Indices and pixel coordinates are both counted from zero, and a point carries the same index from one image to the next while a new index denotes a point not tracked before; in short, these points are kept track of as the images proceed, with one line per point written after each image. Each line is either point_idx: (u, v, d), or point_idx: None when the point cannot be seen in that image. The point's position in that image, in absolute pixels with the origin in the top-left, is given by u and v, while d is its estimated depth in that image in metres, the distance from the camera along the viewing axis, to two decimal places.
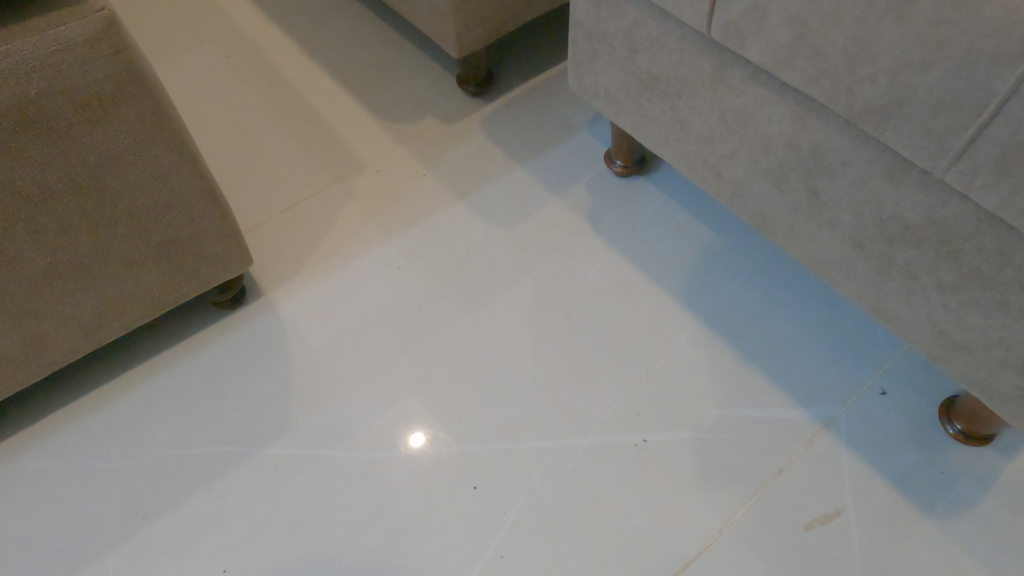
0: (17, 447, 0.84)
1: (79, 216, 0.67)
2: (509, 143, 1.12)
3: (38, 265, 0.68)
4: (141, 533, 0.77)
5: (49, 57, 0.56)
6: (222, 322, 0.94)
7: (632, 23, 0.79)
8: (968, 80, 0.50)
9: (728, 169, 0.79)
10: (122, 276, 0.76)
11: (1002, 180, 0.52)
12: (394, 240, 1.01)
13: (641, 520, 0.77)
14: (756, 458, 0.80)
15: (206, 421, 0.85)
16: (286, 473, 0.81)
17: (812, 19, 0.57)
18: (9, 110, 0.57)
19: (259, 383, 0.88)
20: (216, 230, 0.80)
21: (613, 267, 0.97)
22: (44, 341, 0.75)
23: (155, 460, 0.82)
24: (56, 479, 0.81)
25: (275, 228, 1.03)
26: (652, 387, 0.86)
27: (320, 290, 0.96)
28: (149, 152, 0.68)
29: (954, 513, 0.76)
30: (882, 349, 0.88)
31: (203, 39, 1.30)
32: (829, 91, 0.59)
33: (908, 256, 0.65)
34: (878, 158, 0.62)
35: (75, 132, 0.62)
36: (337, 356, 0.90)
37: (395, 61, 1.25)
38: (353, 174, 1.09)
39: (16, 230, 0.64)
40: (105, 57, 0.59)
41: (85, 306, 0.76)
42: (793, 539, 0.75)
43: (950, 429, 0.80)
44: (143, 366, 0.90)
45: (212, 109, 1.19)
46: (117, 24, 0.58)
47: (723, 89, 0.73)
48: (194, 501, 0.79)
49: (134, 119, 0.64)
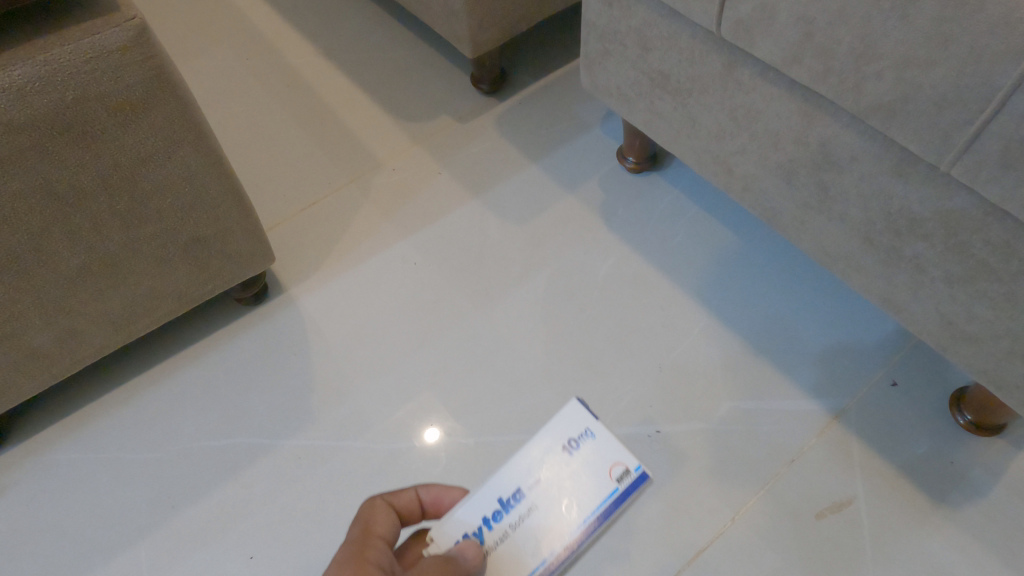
0: (50, 439, 0.87)
1: (112, 216, 0.70)
2: (523, 141, 1.14)
3: (73, 263, 0.71)
4: (170, 522, 0.80)
5: (84, 64, 0.59)
6: (245, 318, 0.97)
7: (642, 23, 0.80)
8: (972, 76, 0.51)
9: (738, 165, 0.80)
10: (151, 273, 0.79)
11: (1006, 173, 0.53)
12: (411, 237, 1.03)
13: (655, 510, 0.78)
14: (767, 449, 0.82)
15: (231, 414, 0.88)
16: (309, 464, 0.84)
17: (819, 18, 0.58)
18: (46, 116, 0.60)
19: (281, 377, 0.91)
20: (239, 228, 0.83)
21: (626, 263, 0.98)
22: (79, 336, 0.78)
23: (182, 451, 0.85)
24: (88, 471, 0.84)
25: (294, 227, 1.06)
26: (663, 379, 0.87)
27: (340, 287, 0.99)
28: (176, 154, 0.70)
29: (964, 502, 0.77)
30: (894, 341, 0.88)
31: (222, 42, 1.33)
32: (836, 88, 0.60)
33: (916, 249, 0.67)
34: (885, 153, 0.64)
35: (108, 136, 0.64)
36: (356, 350, 0.93)
37: (409, 61, 1.27)
38: (370, 172, 1.12)
39: (54, 230, 0.67)
40: (135, 64, 0.61)
41: (116, 304, 0.79)
42: (804, 528, 0.76)
43: (960, 419, 0.81)
44: (170, 361, 0.93)
45: (232, 111, 1.21)
46: (147, 32, 0.61)
47: (733, 86, 0.74)
48: (220, 491, 0.82)
49: (162, 123, 0.67)
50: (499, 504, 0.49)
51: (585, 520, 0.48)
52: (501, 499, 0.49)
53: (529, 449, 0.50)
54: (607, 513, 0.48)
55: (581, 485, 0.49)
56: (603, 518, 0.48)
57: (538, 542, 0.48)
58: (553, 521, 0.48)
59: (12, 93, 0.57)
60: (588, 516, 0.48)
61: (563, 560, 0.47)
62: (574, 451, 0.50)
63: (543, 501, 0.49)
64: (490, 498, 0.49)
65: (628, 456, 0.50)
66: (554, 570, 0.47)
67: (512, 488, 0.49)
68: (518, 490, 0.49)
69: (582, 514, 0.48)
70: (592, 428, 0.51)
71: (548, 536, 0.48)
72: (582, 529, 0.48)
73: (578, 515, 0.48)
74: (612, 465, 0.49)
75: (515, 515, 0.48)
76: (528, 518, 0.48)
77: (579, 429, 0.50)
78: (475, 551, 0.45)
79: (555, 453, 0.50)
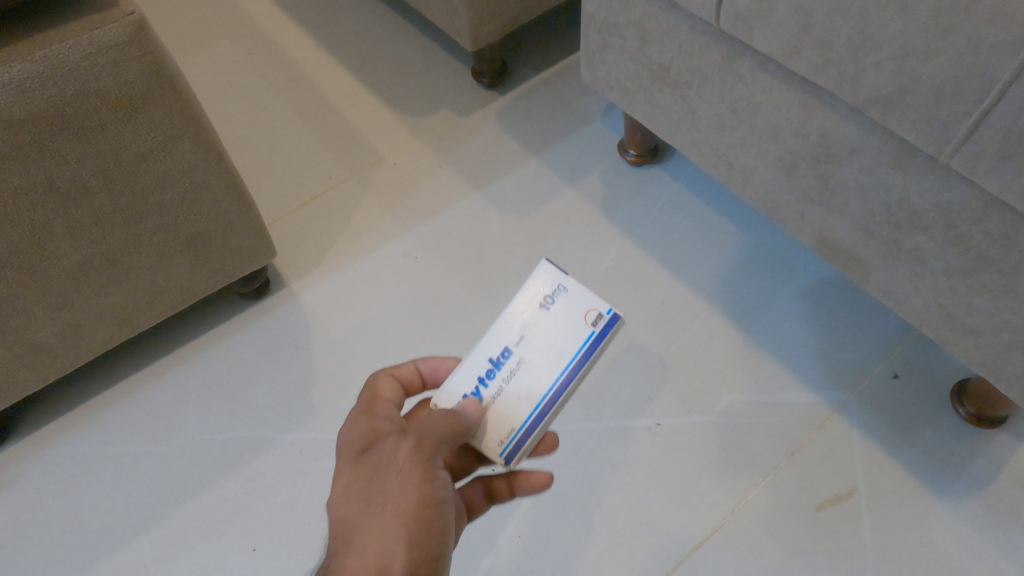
0: (54, 433, 0.88)
1: (113, 211, 0.71)
2: (524, 134, 1.14)
3: (75, 259, 0.72)
4: (174, 514, 0.81)
5: (83, 60, 0.59)
6: (247, 312, 0.97)
7: (642, 15, 0.80)
8: (971, 67, 0.51)
9: (739, 158, 0.80)
10: (153, 268, 0.79)
11: (1005, 165, 0.53)
12: (413, 230, 1.04)
13: (655, 502, 0.79)
14: (767, 441, 0.82)
15: (234, 408, 0.89)
16: (312, 457, 0.84)
17: (818, 10, 0.58)
18: (46, 112, 0.60)
19: (284, 371, 0.91)
20: (240, 223, 0.83)
21: (627, 256, 0.98)
22: (82, 331, 0.79)
23: (186, 445, 0.86)
24: (92, 464, 0.85)
25: (296, 221, 1.06)
26: (664, 372, 0.88)
27: (341, 281, 0.99)
28: (176, 150, 0.71)
29: (964, 494, 0.77)
30: (895, 334, 0.88)
31: (224, 36, 1.33)
32: (835, 80, 0.60)
33: (916, 242, 0.66)
34: (884, 145, 0.63)
35: (108, 131, 0.65)
36: (357, 344, 0.93)
37: (410, 54, 1.27)
38: (371, 166, 1.12)
39: (55, 226, 0.68)
40: (134, 59, 0.62)
41: (118, 298, 0.79)
42: (805, 520, 0.76)
43: (960, 411, 0.81)
44: (173, 355, 0.94)
45: (234, 105, 1.22)
46: (146, 27, 0.61)
47: (732, 79, 0.74)
48: (224, 484, 0.83)
49: (162, 118, 0.67)
50: (490, 364, 0.53)
51: (569, 362, 0.52)
52: (491, 359, 0.53)
53: (508, 313, 0.54)
54: (587, 351, 0.52)
55: (562, 333, 0.53)
56: (585, 360, 0.52)
57: (530, 386, 0.52)
58: (541, 368, 0.52)
59: (12, 89, 0.57)
60: (570, 358, 0.52)
61: (554, 399, 0.51)
62: (550, 307, 0.54)
63: (529, 352, 0.53)
64: (481, 359, 0.53)
65: (598, 300, 0.54)
66: (547, 411, 0.51)
67: (500, 348, 0.53)
68: (506, 349, 0.53)
69: (565, 357, 0.52)
70: (564, 284, 0.54)
71: (540, 379, 0.52)
72: (567, 367, 0.52)
73: (561, 360, 0.52)
74: (584, 311, 0.53)
75: (507, 368, 0.52)
76: (517, 369, 0.52)
77: (550, 285, 0.54)
78: (471, 403, 0.50)
79: (532, 311, 0.54)
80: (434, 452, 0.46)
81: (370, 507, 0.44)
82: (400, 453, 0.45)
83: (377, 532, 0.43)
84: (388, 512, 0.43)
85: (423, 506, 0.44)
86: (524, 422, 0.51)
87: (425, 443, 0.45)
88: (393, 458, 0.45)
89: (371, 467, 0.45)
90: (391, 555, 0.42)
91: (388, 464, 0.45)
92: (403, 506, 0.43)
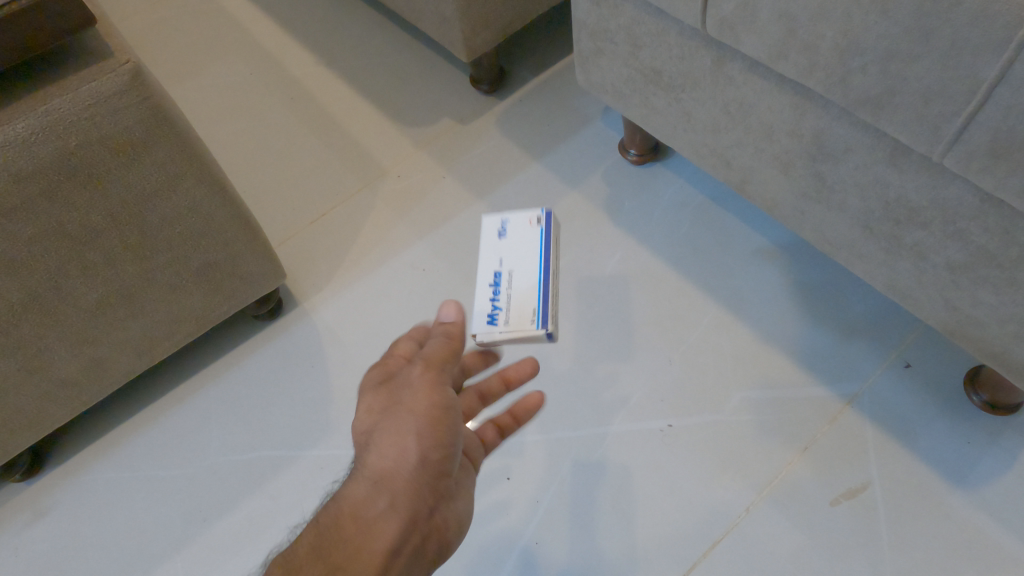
0: (85, 461, 0.91)
1: (124, 251, 0.73)
2: (525, 139, 1.14)
3: (91, 297, 0.74)
4: (203, 535, 0.84)
5: (83, 111, 0.61)
6: (262, 333, 1.00)
7: (630, 21, 0.80)
8: (955, 69, 0.51)
9: (737, 157, 0.80)
10: (167, 298, 0.82)
11: (997, 164, 0.52)
12: (421, 242, 1.05)
13: (671, 504, 0.80)
14: (779, 436, 0.82)
15: (254, 428, 0.91)
16: (331, 472, 0.86)
17: (801, 15, 0.58)
18: (52, 163, 0.62)
19: (301, 388, 0.94)
20: (250, 250, 0.85)
21: (633, 256, 0.99)
22: (104, 365, 0.82)
23: (210, 466, 0.89)
24: (123, 489, 0.88)
25: (305, 239, 1.08)
26: (675, 373, 0.88)
27: (354, 295, 1.01)
28: (180, 186, 0.72)
29: (982, 483, 0.76)
30: (907, 322, 0.88)
31: (227, 57, 1.36)
32: (824, 83, 0.60)
33: (915, 237, 0.66)
34: (878, 144, 0.63)
35: (113, 176, 0.67)
36: (372, 358, 0.95)
37: (408, 64, 1.28)
38: (376, 180, 1.13)
39: (70, 266, 0.70)
40: (133, 106, 0.64)
41: (136, 331, 0.82)
42: (819, 515, 0.77)
43: (974, 398, 0.81)
44: (195, 379, 0.97)
45: (239, 126, 1.24)
46: (142, 73, 0.63)
47: (724, 80, 0.74)
48: (249, 503, 0.86)
49: (163, 158, 0.69)
50: (491, 289, 0.60)
51: (542, 250, 0.62)
52: (489, 286, 0.60)
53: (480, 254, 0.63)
54: (549, 235, 0.63)
55: (526, 234, 0.63)
56: (550, 237, 0.63)
57: (528, 281, 0.60)
58: (525, 268, 0.60)
59: (19, 144, 0.59)
60: (541, 251, 0.62)
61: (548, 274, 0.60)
62: (506, 234, 0.63)
63: (512, 263, 0.61)
64: (484, 295, 0.60)
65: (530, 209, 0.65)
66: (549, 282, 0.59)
67: (490, 274, 0.61)
68: (496, 273, 0.61)
69: (537, 249, 0.62)
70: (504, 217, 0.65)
71: (534, 275, 0.60)
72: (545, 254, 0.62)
73: (536, 256, 0.61)
74: (526, 216, 0.64)
75: (505, 282, 0.60)
76: (512, 277, 0.60)
77: (494, 218, 0.64)
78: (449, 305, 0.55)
79: (493, 240, 0.63)
80: (441, 369, 0.51)
81: (388, 412, 0.49)
82: (412, 371, 0.50)
83: (393, 430, 0.48)
84: (402, 414, 0.49)
85: (437, 410, 0.49)
86: (541, 300, 0.58)
87: (433, 359, 0.51)
88: (407, 374, 0.51)
89: (388, 382, 0.51)
90: (408, 446, 0.47)
91: (403, 382, 0.50)
92: (415, 407, 0.48)
